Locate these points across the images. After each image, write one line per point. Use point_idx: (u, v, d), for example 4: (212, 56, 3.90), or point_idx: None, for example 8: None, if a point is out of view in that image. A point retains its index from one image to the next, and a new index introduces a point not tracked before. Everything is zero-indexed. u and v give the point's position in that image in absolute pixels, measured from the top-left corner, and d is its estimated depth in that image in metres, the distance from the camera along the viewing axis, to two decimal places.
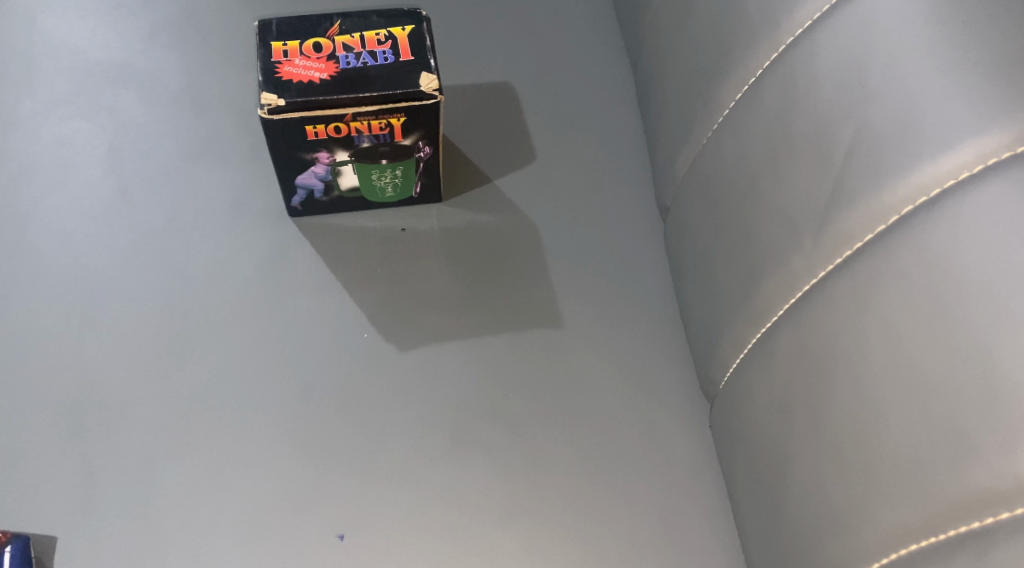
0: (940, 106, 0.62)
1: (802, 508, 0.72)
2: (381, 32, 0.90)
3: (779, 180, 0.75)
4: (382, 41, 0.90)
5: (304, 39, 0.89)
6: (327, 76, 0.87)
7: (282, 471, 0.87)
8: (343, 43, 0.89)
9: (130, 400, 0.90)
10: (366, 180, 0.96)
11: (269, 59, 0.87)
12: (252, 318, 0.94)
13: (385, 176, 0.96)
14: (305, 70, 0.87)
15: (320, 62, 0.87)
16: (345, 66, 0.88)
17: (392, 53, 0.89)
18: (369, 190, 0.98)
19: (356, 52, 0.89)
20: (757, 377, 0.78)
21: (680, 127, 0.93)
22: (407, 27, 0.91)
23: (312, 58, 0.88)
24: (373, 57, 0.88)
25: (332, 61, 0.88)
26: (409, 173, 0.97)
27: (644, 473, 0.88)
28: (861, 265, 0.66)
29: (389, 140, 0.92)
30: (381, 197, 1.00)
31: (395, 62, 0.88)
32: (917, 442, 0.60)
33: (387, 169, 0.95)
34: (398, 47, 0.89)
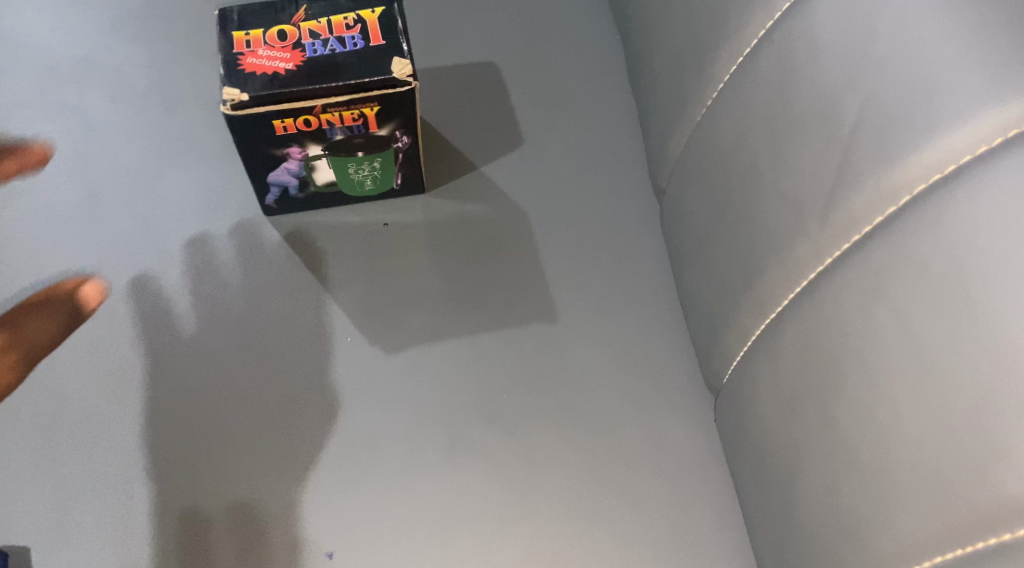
0: (955, 72, 0.57)
1: (813, 513, 0.67)
2: (350, 16, 0.85)
3: (779, 159, 0.69)
4: (351, 26, 0.84)
5: (268, 27, 0.83)
6: (293, 66, 0.81)
7: (265, 487, 0.83)
8: (310, 30, 0.83)
9: (106, 418, 0.85)
10: (342, 173, 0.91)
11: (229, 50, 0.81)
12: (230, 326, 0.90)
13: (363, 169, 0.91)
14: (269, 61, 0.81)
15: (286, 51, 0.82)
16: (312, 54, 0.82)
17: (362, 37, 0.83)
18: (346, 184, 0.93)
19: (324, 38, 0.83)
20: (761, 371, 0.73)
21: (673, 104, 0.88)
22: (376, 10, 0.85)
23: (276, 47, 0.82)
24: (341, 44, 0.83)
25: (298, 50, 0.82)
26: (388, 164, 0.92)
27: (646, 474, 0.84)
28: (872, 251, 0.61)
29: (364, 131, 0.86)
30: (360, 190, 0.95)
31: (366, 48, 0.83)
32: (937, 445, 0.56)
33: (363, 162, 0.90)
34: (368, 31, 0.84)
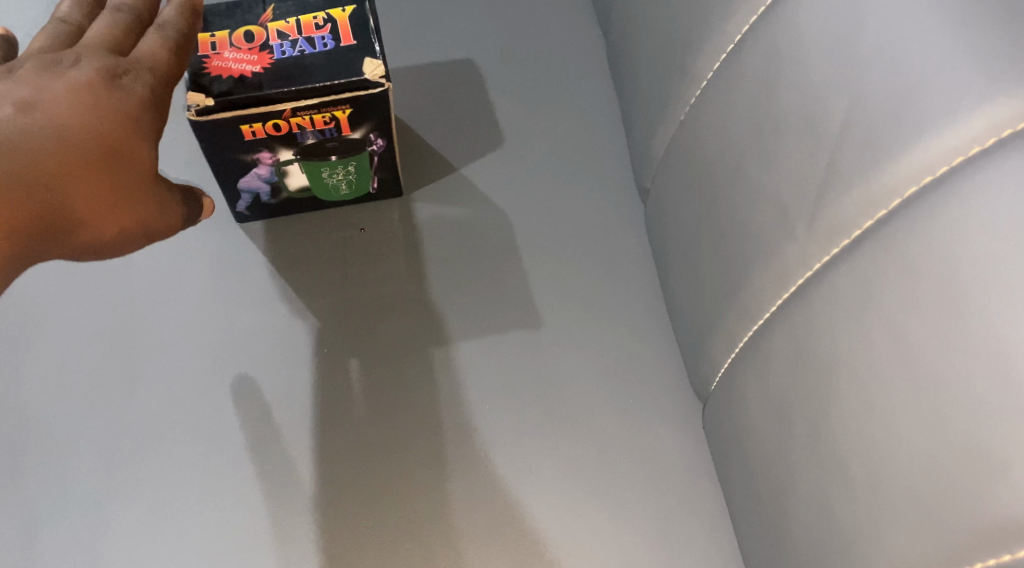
0: (944, 70, 0.54)
1: (805, 527, 0.65)
2: (320, 15, 0.81)
3: (764, 161, 0.67)
4: (320, 25, 0.80)
5: (234, 28, 0.80)
6: (260, 69, 0.78)
7: (240, 506, 0.80)
8: (278, 30, 0.80)
9: (72, 436, 0.82)
10: (316, 178, 0.88)
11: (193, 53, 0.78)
12: (202, 339, 0.87)
13: (337, 173, 0.88)
14: (236, 64, 0.78)
15: (252, 53, 0.78)
16: (280, 56, 0.79)
17: (332, 38, 0.80)
18: (320, 189, 0.90)
19: (292, 39, 0.80)
20: (749, 380, 0.71)
21: (655, 102, 0.85)
22: (347, 8, 0.82)
23: (242, 49, 0.79)
24: (311, 45, 0.79)
25: (266, 51, 0.79)
26: (363, 168, 0.89)
27: (633, 485, 0.81)
28: (862, 257, 0.58)
29: (336, 134, 0.83)
30: (335, 195, 0.92)
31: (336, 49, 0.79)
32: (932, 461, 0.53)
33: (336, 166, 0.87)
34: (338, 31, 0.80)
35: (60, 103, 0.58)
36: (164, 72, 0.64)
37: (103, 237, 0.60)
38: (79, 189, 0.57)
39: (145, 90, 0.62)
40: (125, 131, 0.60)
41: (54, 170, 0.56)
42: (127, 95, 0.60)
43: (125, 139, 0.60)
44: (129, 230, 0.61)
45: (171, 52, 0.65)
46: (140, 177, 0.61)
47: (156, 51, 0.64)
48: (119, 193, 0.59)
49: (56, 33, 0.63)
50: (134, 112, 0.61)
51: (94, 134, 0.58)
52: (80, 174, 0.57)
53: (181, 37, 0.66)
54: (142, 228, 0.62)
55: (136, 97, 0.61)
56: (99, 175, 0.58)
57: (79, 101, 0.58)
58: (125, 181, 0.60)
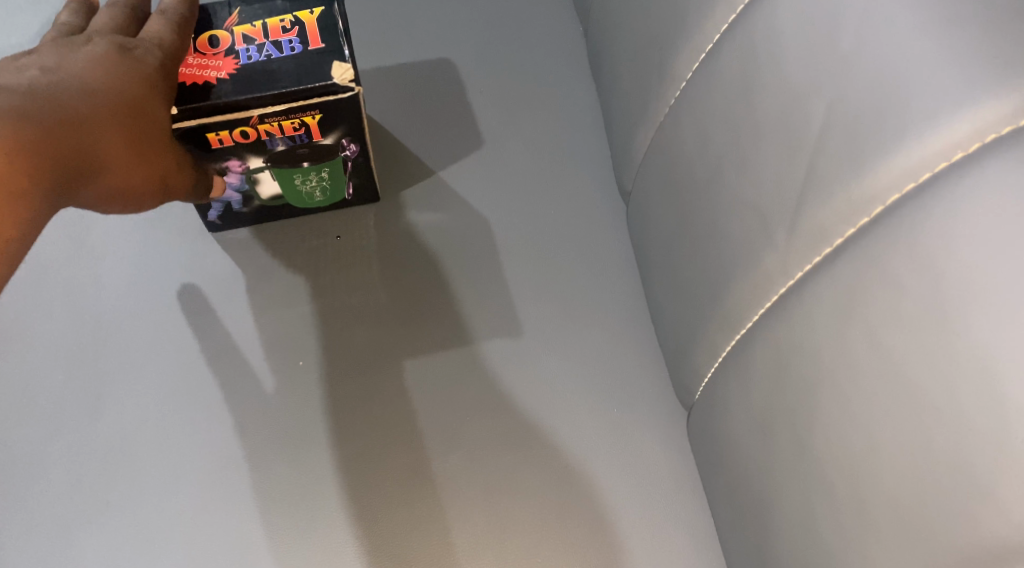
0: (924, 73, 0.52)
1: (790, 544, 0.63)
2: (287, 18, 0.78)
3: (744, 166, 0.65)
4: (288, 28, 0.78)
5: (198, 34, 0.77)
6: (226, 75, 0.75)
7: (214, 527, 0.78)
8: (244, 35, 0.78)
9: (40, 458, 0.80)
10: (288, 186, 0.86)
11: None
12: (172, 354, 0.85)
13: (310, 180, 0.86)
14: (200, 70, 0.75)
15: (217, 59, 0.76)
16: (246, 61, 0.76)
17: (300, 41, 0.77)
18: (294, 197, 0.88)
19: (258, 43, 0.77)
20: (732, 391, 0.69)
21: (634, 103, 0.82)
22: (315, 10, 0.79)
23: (207, 55, 0.76)
24: (278, 49, 0.77)
25: (232, 56, 0.76)
26: (337, 174, 0.86)
27: (616, 497, 0.80)
28: (844, 267, 0.56)
29: (307, 140, 0.81)
30: (310, 202, 0.89)
31: (304, 53, 0.77)
32: (917, 481, 0.52)
33: (310, 173, 0.85)
34: (306, 34, 0.77)
35: (91, 68, 0.65)
36: (172, 49, 0.72)
37: (123, 181, 0.65)
38: (111, 135, 0.63)
39: (166, 60, 0.71)
40: (152, 93, 0.68)
41: (88, 119, 0.62)
42: (143, 65, 0.68)
43: (143, 96, 0.67)
44: (146, 176, 0.67)
45: (175, 32, 0.73)
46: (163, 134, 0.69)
47: (161, 33, 0.72)
48: (142, 144, 0.66)
49: (61, 31, 0.70)
50: (152, 78, 0.68)
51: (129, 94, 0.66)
52: (109, 124, 0.64)
53: (180, 19, 0.74)
54: (159, 179, 0.69)
55: (150, 66, 0.69)
56: (127, 127, 0.65)
57: (110, 66, 0.66)
58: (141, 130, 0.66)
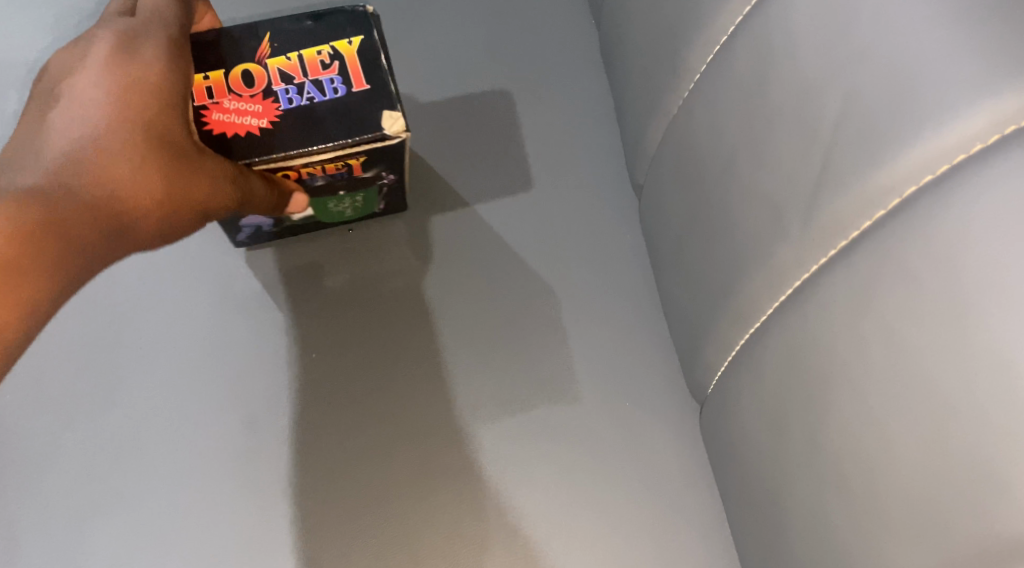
0: (943, 65, 0.51)
1: (798, 535, 0.63)
2: (324, 49, 0.71)
3: (758, 158, 0.64)
4: (327, 63, 0.70)
5: (229, 67, 0.70)
6: (268, 123, 0.69)
7: (228, 516, 0.82)
8: (281, 70, 0.70)
9: (54, 449, 0.83)
10: (322, 208, 0.84)
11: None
12: (184, 348, 0.86)
13: (344, 204, 0.84)
14: (238, 116, 0.69)
15: (255, 102, 0.69)
16: (288, 104, 0.69)
17: (343, 81, 0.70)
18: (325, 215, 0.86)
19: (298, 82, 0.70)
20: (744, 384, 0.68)
21: (646, 97, 0.82)
22: (354, 40, 0.71)
23: (244, 96, 0.69)
24: (320, 90, 0.70)
25: (271, 99, 0.69)
26: (370, 195, 0.84)
27: (617, 488, 0.83)
28: (857, 259, 0.56)
29: (347, 176, 0.77)
30: (339, 216, 0.88)
31: (349, 96, 0.70)
32: (929, 475, 0.51)
33: (344, 197, 0.83)
34: (348, 72, 0.70)
35: (90, 87, 0.59)
36: (171, 35, 0.64)
37: (158, 207, 0.58)
38: (123, 162, 0.57)
39: (161, 52, 0.62)
40: (158, 101, 0.60)
41: (92, 152, 0.57)
42: (147, 69, 0.60)
43: (156, 113, 0.59)
44: (184, 192, 0.60)
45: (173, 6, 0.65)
46: (188, 141, 0.61)
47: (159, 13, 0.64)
48: (166, 158, 0.59)
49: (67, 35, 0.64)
50: (159, 81, 0.60)
51: (145, 115, 0.59)
52: (117, 148, 0.57)
53: None
54: (206, 193, 0.61)
55: (155, 65, 0.61)
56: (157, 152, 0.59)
57: (108, 80, 0.59)
58: (175, 152, 0.60)
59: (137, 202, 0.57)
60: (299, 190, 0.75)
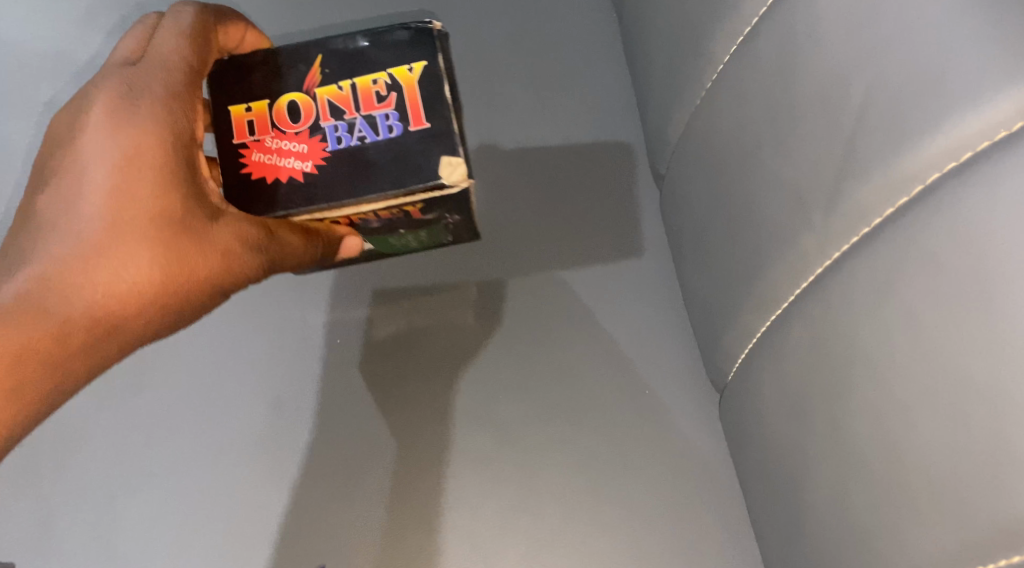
0: (966, 56, 0.52)
1: (822, 519, 0.64)
2: (380, 78, 0.66)
3: (781, 148, 0.65)
4: (382, 95, 0.66)
5: (276, 98, 0.67)
6: (313, 167, 0.65)
7: (258, 492, 0.86)
8: (331, 102, 0.66)
9: (95, 428, 0.89)
10: (386, 241, 0.83)
11: (230, 141, 0.66)
12: (217, 334, 0.91)
13: (409, 237, 0.83)
14: (281, 157, 0.66)
15: (300, 140, 0.66)
16: (335, 145, 0.66)
17: (399, 118, 0.65)
18: (390, 245, 0.85)
19: (349, 118, 0.66)
20: (766, 372, 0.69)
21: (668, 88, 0.83)
22: (415, 67, 0.66)
23: (289, 134, 0.66)
24: (372, 128, 0.65)
25: (317, 137, 0.66)
26: (434, 231, 0.83)
27: (636, 474, 0.84)
28: (880, 246, 0.57)
29: (407, 217, 0.74)
30: (407, 246, 0.87)
31: (405, 135, 0.65)
32: (951, 457, 0.52)
33: (407, 234, 0.81)
34: (404, 105, 0.65)
35: (83, 185, 0.64)
36: (172, 90, 0.66)
37: (170, 290, 0.66)
38: (126, 257, 0.64)
39: (150, 124, 0.65)
40: (152, 187, 0.64)
41: (98, 248, 0.64)
42: (144, 139, 0.64)
43: (157, 199, 0.64)
44: (182, 275, 0.65)
45: (184, 46, 0.67)
46: (187, 218, 0.65)
47: (164, 62, 0.67)
48: (171, 243, 0.65)
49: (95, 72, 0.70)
50: (156, 157, 0.64)
51: (143, 201, 0.64)
52: (120, 242, 0.64)
53: (193, 29, 0.68)
54: (210, 266, 0.66)
55: (154, 136, 0.65)
56: (162, 239, 0.65)
57: (100, 179, 0.64)
58: (180, 234, 0.65)
59: (138, 297, 0.65)
60: (353, 234, 0.76)
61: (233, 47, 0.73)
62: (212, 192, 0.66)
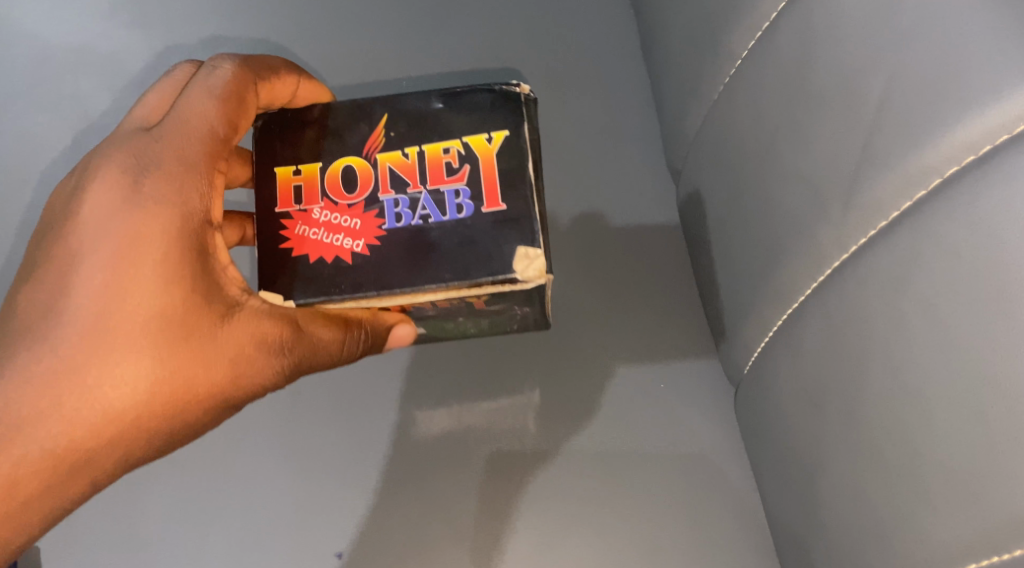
0: (988, 49, 0.52)
1: (837, 512, 0.64)
2: (452, 148, 0.65)
3: (800, 141, 0.65)
4: (454, 168, 0.65)
5: (332, 167, 0.66)
6: (364, 246, 0.64)
7: (273, 480, 0.82)
8: (393, 171, 0.65)
9: None
10: (445, 326, 0.78)
11: (276, 209, 0.65)
12: None
13: (469, 324, 0.79)
14: (331, 233, 0.65)
15: (351, 213, 0.65)
16: (394, 221, 0.64)
17: (469, 196, 0.64)
18: (447, 331, 0.81)
19: (413, 191, 0.65)
20: (784, 365, 0.69)
21: (686, 83, 0.83)
22: (494, 137, 0.65)
23: (341, 206, 0.65)
24: (438, 206, 0.64)
25: (371, 212, 0.65)
26: (499, 321, 0.78)
27: (663, 466, 0.81)
28: (899, 237, 0.57)
29: (468, 308, 0.71)
30: (464, 333, 0.82)
31: (475, 217, 0.64)
32: (971, 447, 0.52)
33: (467, 322, 0.78)
34: (477, 180, 0.64)
35: (82, 284, 0.65)
36: (190, 162, 0.67)
37: (173, 395, 0.66)
38: (131, 359, 0.65)
39: (161, 206, 0.66)
40: (160, 280, 0.65)
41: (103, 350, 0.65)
42: (158, 217, 0.65)
43: (167, 295, 0.65)
44: (187, 381, 0.66)
45: (212, 112, 0.69)
46: (197, 319, 0.66)
47: (184, 133, 0.68)
48: (177, 343, 0.65)
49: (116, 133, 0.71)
50: (168, 241, 0.65)
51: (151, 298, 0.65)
52: (126, 342, 0.65)
53: (224, 90, 0.69)
54: (223, 371, 0.67)
55: (167, 218, 0.66)
56: (169, 337, 0.65)
57: (103, 271, 0.65)
58: (188, 335, 0.66)
59: (142, 407, 0.66)
60: (403, 322, 0.72)
61: (288, 99, 0.73)
62: (230, 284, 0.68)
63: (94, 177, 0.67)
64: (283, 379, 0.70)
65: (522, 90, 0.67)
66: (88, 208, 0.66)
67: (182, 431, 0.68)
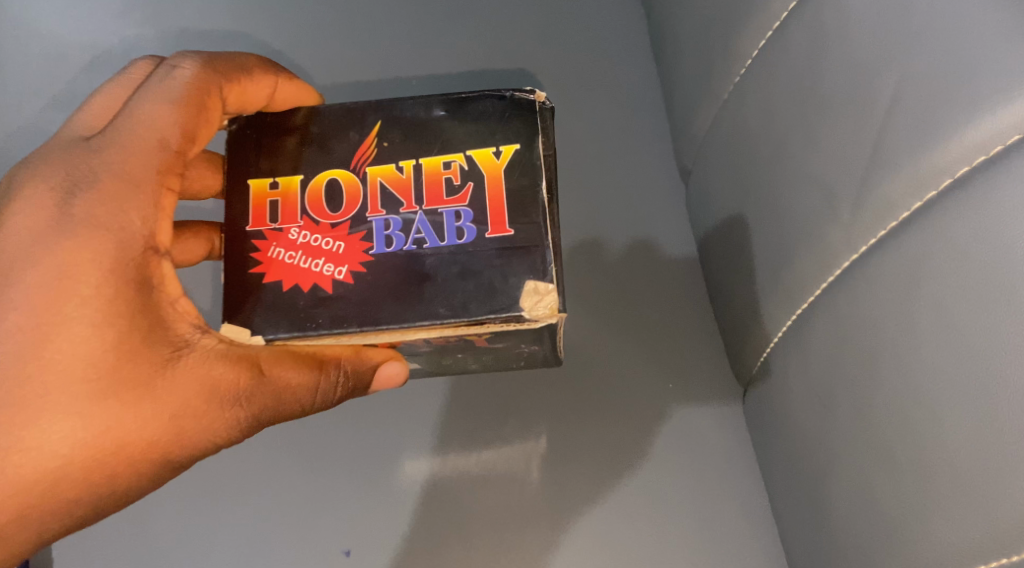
0: (1000, 48, 0.52)
1: (847, 512, 0.64)
2: (452, 161, 0.65)
3: (810, 140, 0.65)
4: (455, 184, 0.64)
5: (316, 181, 0.65)
6: (347, 273, 0.63)
7: (283, 477, 0.82)
8: (383, 185, 0.65)
9: None
10: (449, 360, 0.78)
11: (247, 228, 0.64)
12: None
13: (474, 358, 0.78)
14: (307, 254, 0.64)
15: (330, 233, 0.64)
16: (382, 244, 0.63)
17: (470, 218, 0.64)
18: (451, 365, 0.80)
19: (407, 210, 0.64)
20: (793, 365, 0.69)
21: (696, 82, 0.83)
22: (505, 151, 0.65)
23: (318, 226, 0.64)
24: (433, 228, 0.63)
25: (354, 233, 0.64)
26: (505, 356, 0.78)
27: (672, 467, 0.81)
28: (909, 237, 0.57)
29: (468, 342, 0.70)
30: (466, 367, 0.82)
31: (476, 243, 0.63)
32: (982, 446, 0.52)
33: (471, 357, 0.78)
34: (483, 200, 0.64)
35: (8, 312, 0.63)
36: (126, 174, 0.66)
37: (117, 442, 0.64)
38: (74, 404, 0.63)
39: (95, 226, 0.64)
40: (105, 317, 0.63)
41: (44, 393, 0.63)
42: (92, 233, 0.64)
43: (115, 334, 0.63)
44: (133, 426, 0.64)
45: (168, 119, 0.68)
46: (146, 362, 0.64)
47: (127, 141, 0.67)
48: (123, 388, 0.64)
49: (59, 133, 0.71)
50: (106, 267, 0.64)
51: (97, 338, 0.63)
52: (70, 385, 0.63)
53: (188, 97, 0.69)
54: (168, 421, 0.65)
55: (105, 238, 0.64)
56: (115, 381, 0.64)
57: (32, 292, 0.63)
58: (136, 379, 0.64)
59: (83, 454, 0.64)
60: (392, 359, 0.72)
61: (263, 102, 0.73)
62: (183, 321, 0.66)
63: (20, 196, 0.66)
64: (238, 430, 0.68)
65: (536, 98, 0.66)
66: (13, 228, 0.65)
67: (125, 482, 0.66)
